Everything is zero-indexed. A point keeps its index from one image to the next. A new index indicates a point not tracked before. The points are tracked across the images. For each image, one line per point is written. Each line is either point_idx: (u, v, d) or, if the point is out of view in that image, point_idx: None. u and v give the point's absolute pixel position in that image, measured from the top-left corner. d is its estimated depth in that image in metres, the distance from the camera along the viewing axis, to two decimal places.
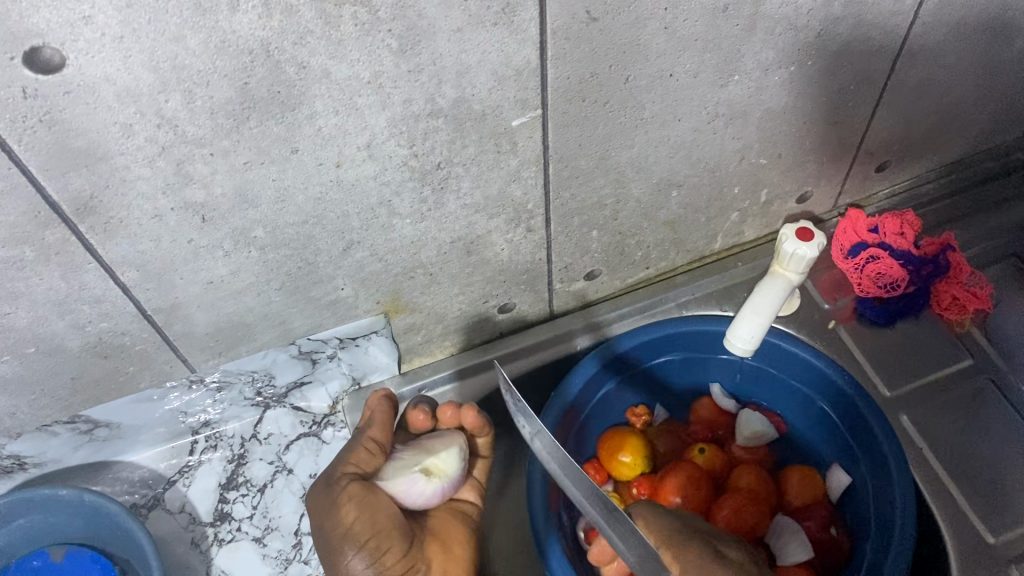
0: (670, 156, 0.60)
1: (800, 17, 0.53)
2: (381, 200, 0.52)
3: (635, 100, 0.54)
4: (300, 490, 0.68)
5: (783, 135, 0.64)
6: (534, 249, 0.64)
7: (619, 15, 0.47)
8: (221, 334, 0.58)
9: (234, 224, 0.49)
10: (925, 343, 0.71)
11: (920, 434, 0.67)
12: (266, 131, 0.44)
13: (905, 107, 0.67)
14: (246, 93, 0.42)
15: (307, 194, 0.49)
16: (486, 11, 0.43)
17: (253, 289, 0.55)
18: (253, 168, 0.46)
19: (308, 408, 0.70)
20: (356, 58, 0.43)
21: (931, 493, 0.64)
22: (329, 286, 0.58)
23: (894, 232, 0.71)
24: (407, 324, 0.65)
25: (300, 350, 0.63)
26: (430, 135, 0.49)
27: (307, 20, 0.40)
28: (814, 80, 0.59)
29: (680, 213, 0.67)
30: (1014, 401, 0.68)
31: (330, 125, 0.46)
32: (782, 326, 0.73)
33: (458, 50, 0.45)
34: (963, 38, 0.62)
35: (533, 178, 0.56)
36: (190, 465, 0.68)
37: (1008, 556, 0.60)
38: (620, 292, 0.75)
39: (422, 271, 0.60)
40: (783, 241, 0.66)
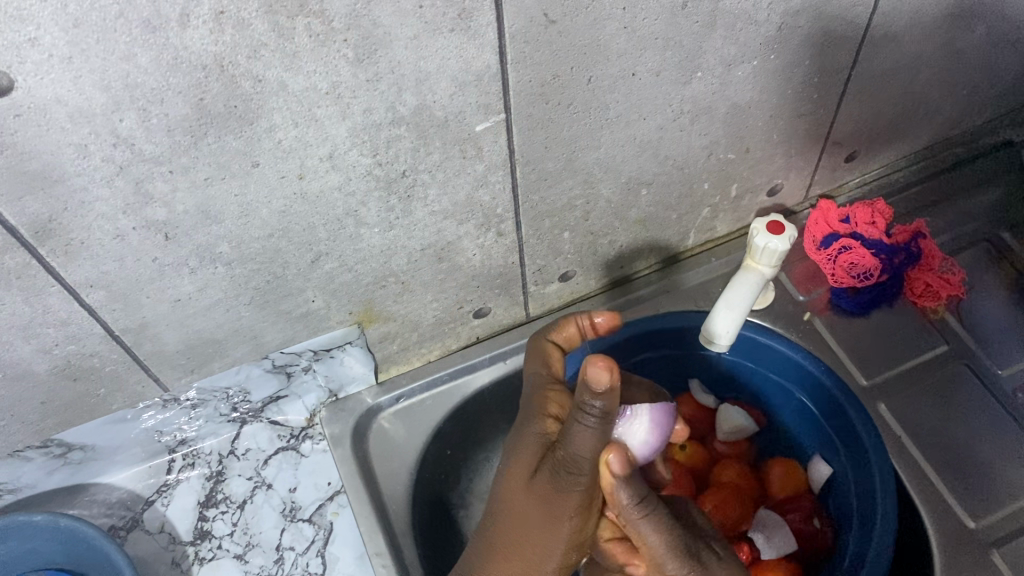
0: (638, 155, 0.60)
1: (760, 11, 0.53)
2: (348, 211, 0.52)
3: (599, 100, 0.53)
4: (281, 505, 0.67)
5: (750, 129, 0.64)
6: (507, 253, 0.63)
7: (577, 17, 0.47)
8: (193, 352, 0.57)
9: (198, 240, 0.49)
10: (900, 331, 0.72)
11: (898, 421, 0.67)
12: (225, 146, 0.44)
13: (871, 97, 0.67)
14: (201, 109, 0.41)
15: (271, 208, 0.49)
16: (442, 17, 0.43)
17: (222, 306, 0.55)
18: (213, 184, 0.46)
19: (285, 422, 0.70)
20: (313, 69, 0.42)
21: (912, 480, 0.64)
22: (299, 298, 0.57)
23: (865, 222, 0.71)
24: (382, 333, 0.65)
25: (274, 364, 0.63)
26: (393, 144, 0.49)
27: (260, 33, 0.39)
28: (778, 74, 0.60)
29: (651, 211, 0.67)
30: (991, 385, 0.68)
31: (290, 138, 0.45)
32: (759, 319, 0.73)
33: (416, 57, 0.44)
34: (925, 27, 0.62)
35: (501, 181, 0.56)
36: (168, 484, 0.67)
37: (989, 539, 0.61)
38: (596, 292, 0.75)
39: (394, 280, 0.60)
40: (755, 235, 0.66)
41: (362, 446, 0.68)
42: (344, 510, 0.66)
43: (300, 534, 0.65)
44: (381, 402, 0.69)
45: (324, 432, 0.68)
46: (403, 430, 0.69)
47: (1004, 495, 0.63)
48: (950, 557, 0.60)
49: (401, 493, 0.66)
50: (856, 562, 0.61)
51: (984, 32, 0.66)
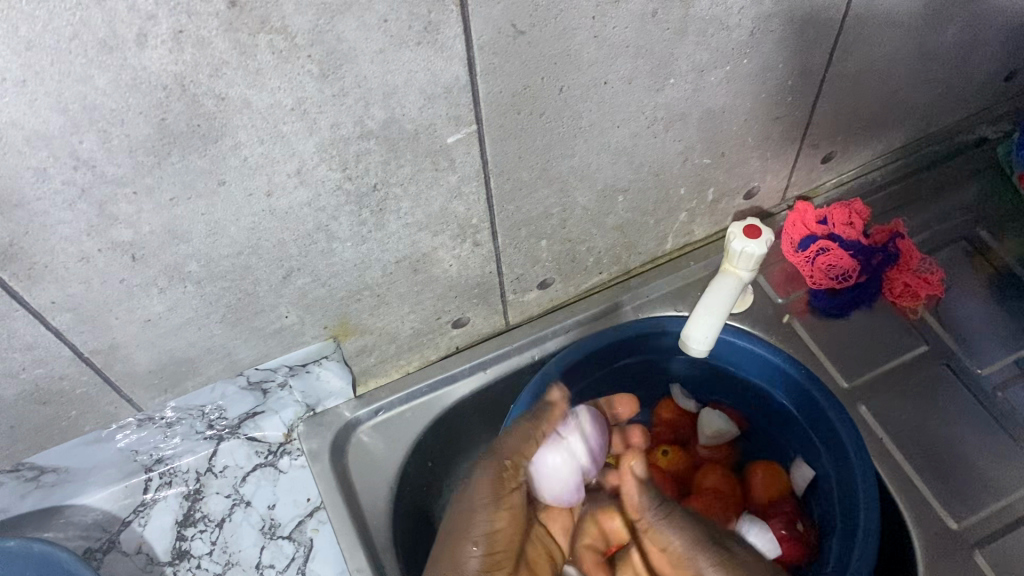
0: (613, 163, 0.60)
1: (731, 17, 0.53)
2: (319, 225, 0.51)
3: (571, 109, 0.53)
4: (260, 523, 0.66)
5: (725, 133, 0.63)
6: (483, 263, 0.63)
7: (546, 26, 0.46)
8: (165, 371, 0.57)
9: (166, 260, 0.48)
10: (879, 332, 0.72)
11: (879, 423, 0.67)
12: (189, 165, 0.43)
13: (846, 98, 0.67)
14: (164, 129, 0.41)
15: (240, 225, 0.48)
16: (407, 31, 0.42)
17: (193, 324, 0.54)
18: (179, 204, 0.45)
19: (263, 438, 0.69)
20: (277, 86, 0.41)
21: (894, 482, 0.64)
22: (273, 314, 0.56)
23: (842, 223, 0.71)
24: (358, 347, 0.64)
25: (249, 381, 0.62)
26: (363, 157, 0.48)
27: (221, 51, 0.39)
28: (752, 78, 0.59)
29: (628, 217, 0.67)
30: (971, 385, 0.68)
31: (256, 155, 0.44)
32: (738, 322, 0.73)
33: (383, 71, 0.44)
34: (897, 27, 0.62)
35: (474, 192, 0.55)
36: (145, 504, 0.66)
37: (971, 540, 0.61)
38: (575, 299, 0.74)
39: (369, 293, 0.59)
40: (732, 240, 0.65)
41: (341, 461, 0.67)
42: (324, 526, 0.66)
43: (280, 552, 0.65)
44: (360, 416, 0.68)
45: (303, 447, 0.67)
46: (382, 443, 0.69)
47: (986, 495, 0.63)
48: (932, 559, 0.60)
49: (382, 507, 0.66)
50: (839, 563, 0.60)
51: (956, 32, 0.66)
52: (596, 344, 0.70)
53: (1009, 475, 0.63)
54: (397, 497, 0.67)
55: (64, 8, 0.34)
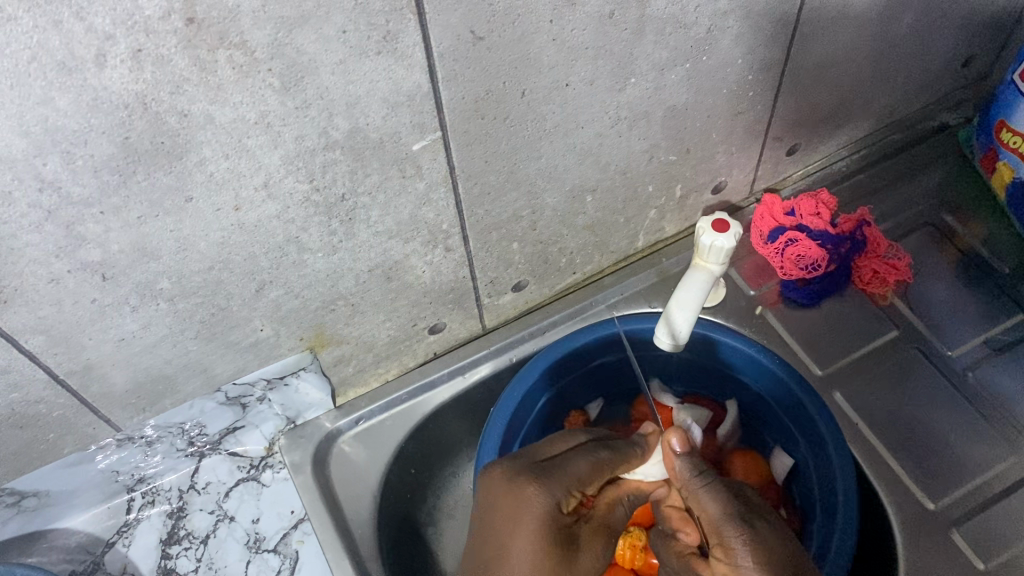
0: (580, 164, 0.61)
1: (687, 15, 0.54)
2: (289, 237, 0.51)
3: (535, 112, 0.54)
4: (245, 537, 0.66)
5: (690, 130, 0.64)
6: (456, 268, 0.63)
7: (505, 31, 0.47)
8: (142, 390, 0.57)
9: (138, 278, 0.48)
10: (850, 320, 0.73)
11: (854, 409, 0.68)
12: (155, 183, 0.43)
13: (807, 90, 0.68)
14: (128, 148, 0.41)
15: (209, 240, 0.48)
16: (367, 41, 0.43)
17: (168, 341, 0.54)
18: (147, 221, 0.45)
19: (244, 453, 0.69)
20: (239, 101, 0.42)
21: (870, 466, 0.64)
22: (247, 328, 0.57)
23: (811, 213, 0.71)
24: (336, 357, 0.64)
25: (228, 396, 0.62)
26: (329, 168, 0.48)
27: (182, 68, 0.39)
28: (712, 74, 0.60)
29: (598, 216, 0.68)
30: (943, 367, 0.69)
31: (222, 169, 0.45)
32: (711, 316, 0.73)
33: (344, 82, 0.44)
34: (854, 19, 0.63)
35: (443, 199, 0.56)
36: (128, 524, 0.66)
37: (948, 519, 0.62)
38: (550, 300, 0.75)
39: (343, 302, 0.59)
40: (700, 233, 0.66)
41: (324, 472, 0.67)
42: (309, 538, 0.66)
43: (266, 565, 0.64)
44: (340, 426, 0.68)
45: (285, 460, 0.67)
46: (363, 451, 0.69)
47: (962, 475, 0.64)
48: (912, 540, 0.61)
49: (365, 516, 0.66)
50: (822, 548, 0.61)
51: (911, 21, 0.67)
52: (573, 344, 0.71)
53: (982, 454, 0.65)
54: (382, 505, 0.68)
55: (19, 32, 0.35)
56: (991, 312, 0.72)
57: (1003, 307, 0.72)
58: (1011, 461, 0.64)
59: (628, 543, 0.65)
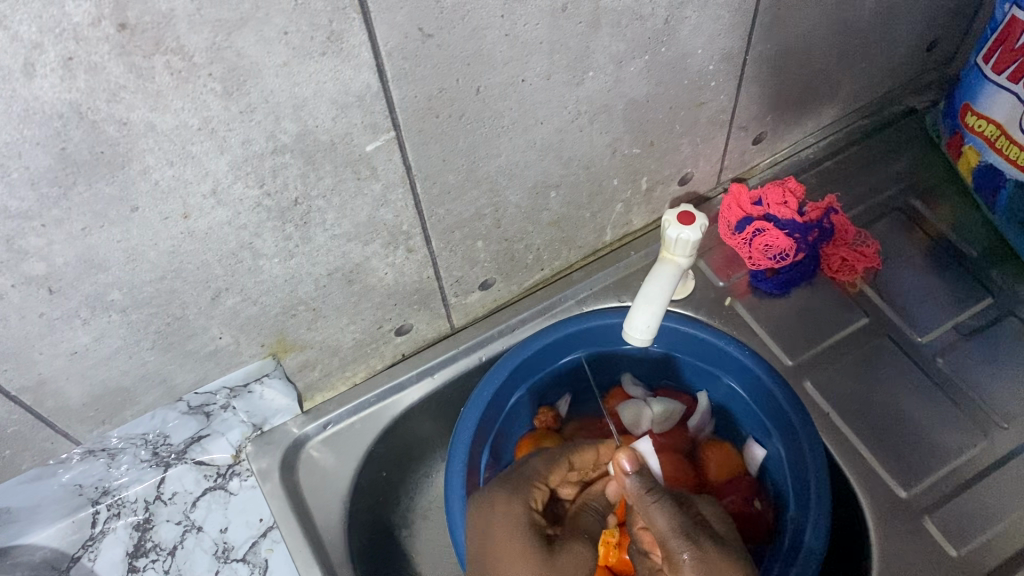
0: (541, 159, 0.60)
1: (643, 7, 0.53)
2: (242, 244, 0.50)
3: (491, 109, 0.53)
4: (213, 547, 0.65)
5: (652, 122, 0.63)
6: (419, 269, 0.62)
7: (454, 28, 0.46)
8: (100, 403, 0.56)
9: (86, 291, 0.47)
10: (819, 308, 0.72)
11: (825, 397, 0.67)
12: (98, 194, 0.42)
13: (770, 78, 0.68)
14: (66, 158, 0.40)
15: (159, 249, 0.47)
16: (310, 42, 0.42)
17: (123, 353, 0.53)
18: (92, 233, 0.44)
19: (211, 461, 0.67)
20: (180, 107, 0.41)
21: (842, 455, 0.64)
22: (205, 337, 0.55)
23: (778, 203, 0.70)
24: (300, 362, 0.63)
25: (190, 405, 0.61)
26: (279, 172, 0.47)
27: (117, 76, 0.38)
28: (672, 65, 0.59)
29: (563, 212, 0.67)
30: (913, 353, 0.69)
31: (167, 178, 0.44)
32: (680, 309, 0.73)
33: (290, 84, 0.43)
34: (815, 5, 0.63)
35: (401, 199, 0.55)
36: (94, 538, 0.65)
37: (920, 507, 0.61)
38: (519, 297, 0.74)
39: (304, 307, 0.58)
40: (667, 227, 0.65)
41: (292, 479, 0.66)
42: (278, 546, 0.65)
43: None
44: (307, 432, 0.67)
45: (252, 467, 0.66)
46: (331, 457, 0.68)
47: (933, 461, 0.63)
48: (885, 528, 0.61)
49: (335, 522, 0.65)
50: (795, 535, 0.61)
51: (873, 6, 0.67)
52: (543, 341, 0.70)
53: (953, 439, 0.64)
54: (352, 509, 0.67)
55: None
56: (960, 297, 0.72)
57: (972, 291, 0.72)
58: (982, 447, 0.64)
59: None
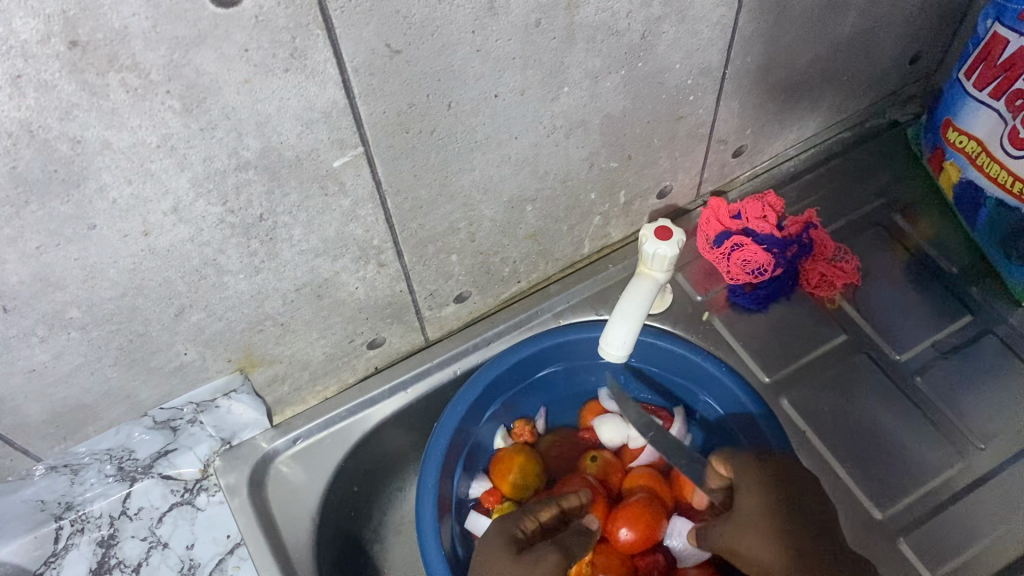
0: (516, 173, 0.59)
1: (619, 21, 0.52)
2: (205, 260, 0.49)
3: (463, 124, 0.52)
4: (178, 565, 0.64)
5: (629, 136, 0.62)
6: (392, 283, 0.61)
7: (423, 44, 0.45)
8: (61, 419, 0.54)
9: (43, 309, 0.46)
10: (798, 324, 0.71)
11: (802, 416, 0.67)
12: (52, 213, 0.41)
13: (750, 93, 0.67)
14: (17, 177, 0.38)
15: (118, 267, 0.46)
16: (272, 58, 0.40)
17: (84, 370, 0.52)
18: (48, 251, 0.43)
19: (179, 476, 0.66)
20: (137, 124, 0.39)
21: (817, 474, 0.64)
22: (170, 353, 0.54)
23: (756, 217, 0.70)
24: (269, 376, 0.62)
25: (156, 420, 0.60)
26: (244, 189, 0.46)
27: (68, 94, 0.37)
28: (650, 80, 0.58)
29: (539, 225, 0.66)
30: (891, 371, 0.68)
31: (125, 196, 0.42)
32: (658, 323, 0.72)
33: (251, 101, 0.42)
34: (795, 20, 0.62)
35: (371, 214, 0.54)
36: (57, 554, 0.64)
37: (896, 528, 0.61)
38: (495, 310, 0.73)
39: (272, 322, 0.57)
40: (643, 241, 0.65)
41: (261, 494, 0.65)
42: (245, 563, 0.63)
43: None
44: (276, 447, 0.67)
45: (219, 482, 0.65)
46: (301, 472, 0.67)
47: (910, 481, 0.63)
48: (860, 549, 0.60)
49: (304, 539, 0.64)
50: None
51: (855, 20, 0.66)
52: (519, 355, 0.69)
53: (930, 459, 0.64)
54: (322, 525, 0.66)
55: None
56: (940, 313, 0.71)
57: (951, 308, 0.71)
58: (959, 467, 0.63)
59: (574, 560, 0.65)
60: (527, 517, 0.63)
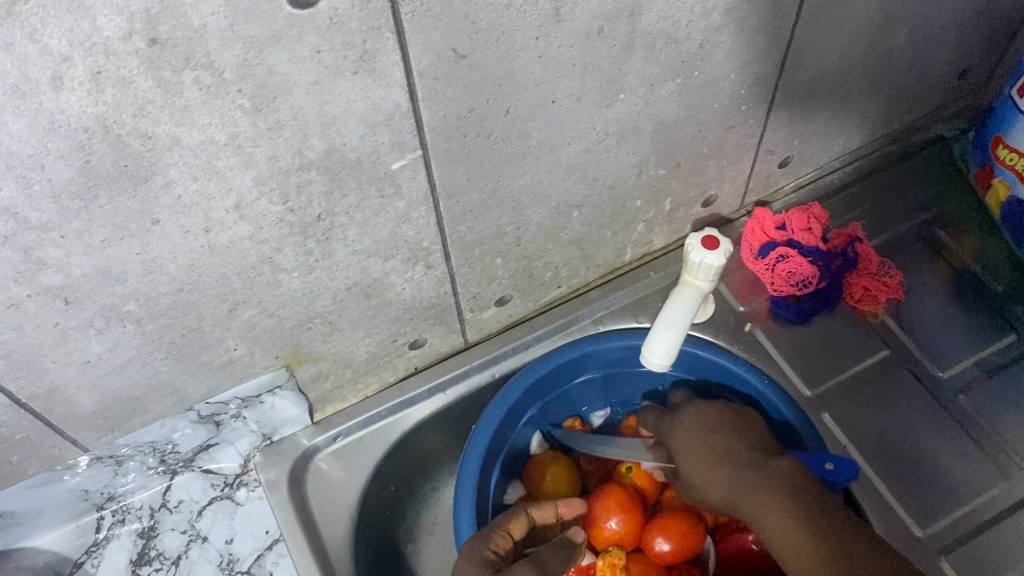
0: (566, 179, 0.59)
1: (679, 30, 0.52)
2: (262, 258, 0.49)
3: (519, 129, 0.52)
4: (217, 559, 0.64)
5: (679, 145, 0.62)
6: (437, 284, 0.61)
7: (488, 49, 0.45)
8: (110, 411, 0.55)
9: (103, 302, 0.46)
10: (840, 338, 0.71)
11: (843, 430, 0.66)
12: (119, 207, 0.41)
13: (799, 104, 0.66)
14: (89, 171, 0.39)
15: (178, 262, 0.46)
16: (343, 60, 0.41)
17: (136, 363, 0.52)
18: (112, 245, 0.43)
19: (218, 470, 0.66)
20: (207, 122, 0.40)
21: (858, 490, 0.63)
22: (219, 348, 0.55)
23: (801, 228, 0.69)
24: (312, 374, 0.62)
25: (200, 414, 0.60)
26: (304, 189, 0.46)
27: (144, 90, 0.37)
28: (703, 90, 0.58)
29: (584, 231, 0.66)
30: (934, 388, 0.68)
31: (190, 192, 0.43)
32: (699, 333, 0.72)
33: (319, 102, 0.42)
34: (850, 32, 0.61)
35: (424, 217, 0.54)
36: (97, 543, 0.64)
37: (937, 546, 0.60)
38: (534, 314, 0.73)
39: (320, 320, 0.57)
40: (690, 250, 0.64)
41: (301, 491, 0.65)
42: (284, 560, 0.64)
43: None
44: (317, 444, 0.67)
45: (259, 478, 0.65)
46: (340, 470, 0.67)
47: (952, 500, 0.63)
48: None
49: (343, 537, 0.64)
50: None
51: (908, 34, 0.66)
52: (559, 360, 0.69)
53: (973, 478, 0.63)
54: (360, 524, 0.66)
55: None
56: (984, 331, 0.71)
57: (995, 326, 0.71)
58: (1001, 487, 0.63)
59: (608, 562, 0.64)
60: (499, 533, 0.59)
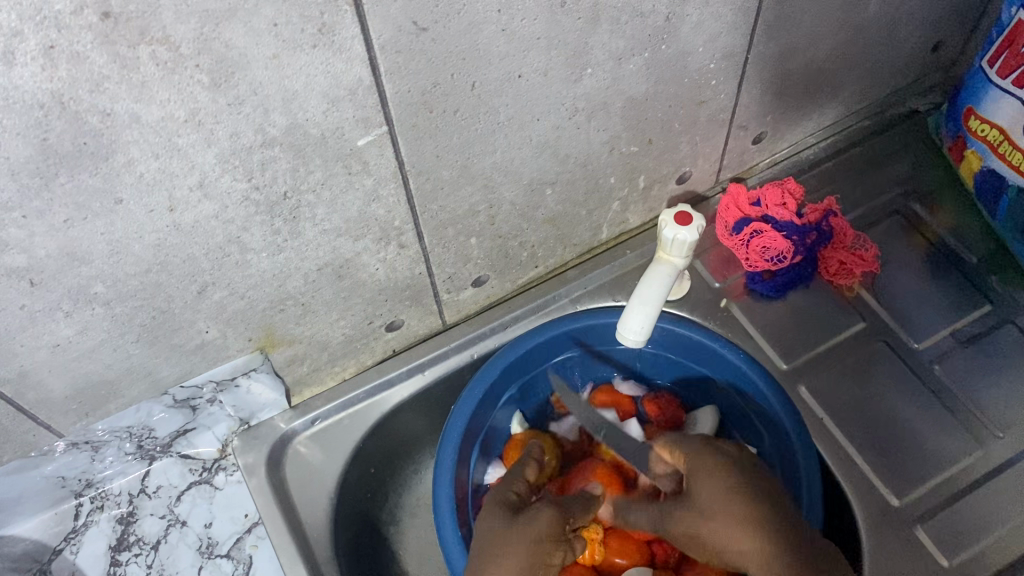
0: (537, 157, 0.59)
1: (643, 3, 0.52)
2: (229, 237, 0.49)
3: (486, 105, 0.52)
4: (197, 543, 0.64)
5: (650, 120, 0.62)
6: (411, 264, 0.61)
7: (449, 22, 0.45)
8: (83, 395, 0.55)
9: (69, 284, 0.46)
10: (815, 312, 0.71)
11: (819, 403, 0.67)
12: (81, 185, 0.41)
13: (770, 78, 0.66)
14: (47, 149, 0.39)
15: (144, 242, 0.46)
16: (301, 34, 0.41)
17: (106, 346, 0.52)
18: (75, 225, 0.43)
19: (197, 455, 0.66)
20: (166, 98, 0.40)
21: (834, 461, 0.64)
22: (191, 330, 0.55)
23: (776, 203, 0.69)
24: (288, 357, 0.62)
25: (176, 399, 0.60)
26: (269, 166, 0.46)
27: (100, 66, 0.37)
28: (672, 64, 0.58)
29: (558, 210, 0.66)
30: (909, 359, 0.68)
31: (152, 170, 0.43)
32: (675, 310, 0.72)
33: (279, 76, 0.42)
34: (818, 5, 0.61)
35: (393, 194, 0.54)
36: (76, 531, 0.64)
37: (913, 516, 0.61)
38: (513, 294, 0.73)
39: (293, 302, 0.57)
40: (664, 227, 0.64)
41: (278, 474, 0.66)
42: (263, 542, 0.64)
43: (219, 571, 0.63)
44: (295, 427, 0.67)
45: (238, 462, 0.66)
46: (319, 453, 0.67)
47: (927, 469, 0.63)
48: (876, 537, 0.60)
49: (321, 518, 0.64)
50: None
51: (878, 6, 0.66)
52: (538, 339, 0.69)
53: (948, 447, 0.64)
54: (339, 505, 0.66)
55: None
56: (959, 303, 0.71)
57: (970, 298, 0.71)
58: (976, 455, 0.63)
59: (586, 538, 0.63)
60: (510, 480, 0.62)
